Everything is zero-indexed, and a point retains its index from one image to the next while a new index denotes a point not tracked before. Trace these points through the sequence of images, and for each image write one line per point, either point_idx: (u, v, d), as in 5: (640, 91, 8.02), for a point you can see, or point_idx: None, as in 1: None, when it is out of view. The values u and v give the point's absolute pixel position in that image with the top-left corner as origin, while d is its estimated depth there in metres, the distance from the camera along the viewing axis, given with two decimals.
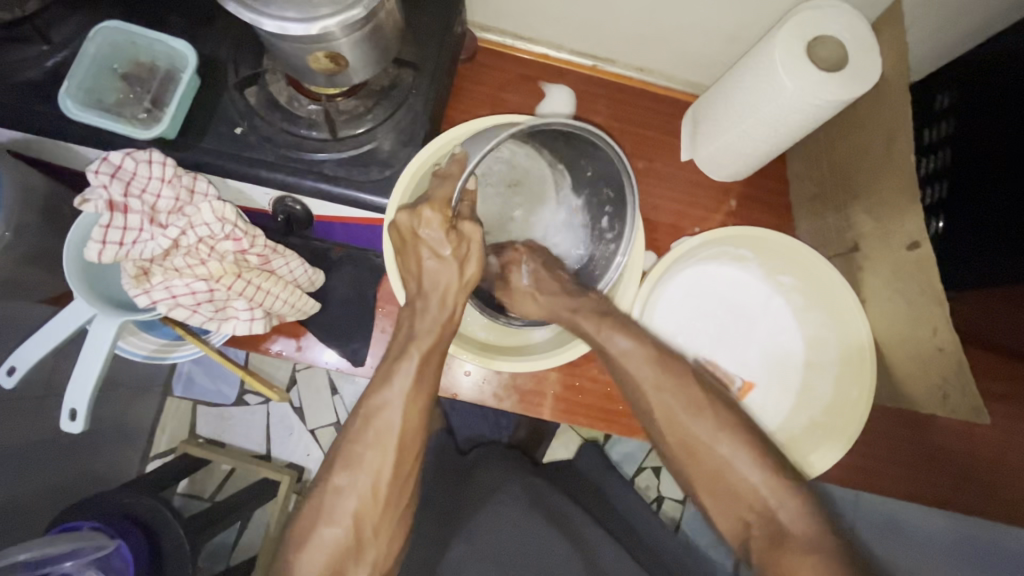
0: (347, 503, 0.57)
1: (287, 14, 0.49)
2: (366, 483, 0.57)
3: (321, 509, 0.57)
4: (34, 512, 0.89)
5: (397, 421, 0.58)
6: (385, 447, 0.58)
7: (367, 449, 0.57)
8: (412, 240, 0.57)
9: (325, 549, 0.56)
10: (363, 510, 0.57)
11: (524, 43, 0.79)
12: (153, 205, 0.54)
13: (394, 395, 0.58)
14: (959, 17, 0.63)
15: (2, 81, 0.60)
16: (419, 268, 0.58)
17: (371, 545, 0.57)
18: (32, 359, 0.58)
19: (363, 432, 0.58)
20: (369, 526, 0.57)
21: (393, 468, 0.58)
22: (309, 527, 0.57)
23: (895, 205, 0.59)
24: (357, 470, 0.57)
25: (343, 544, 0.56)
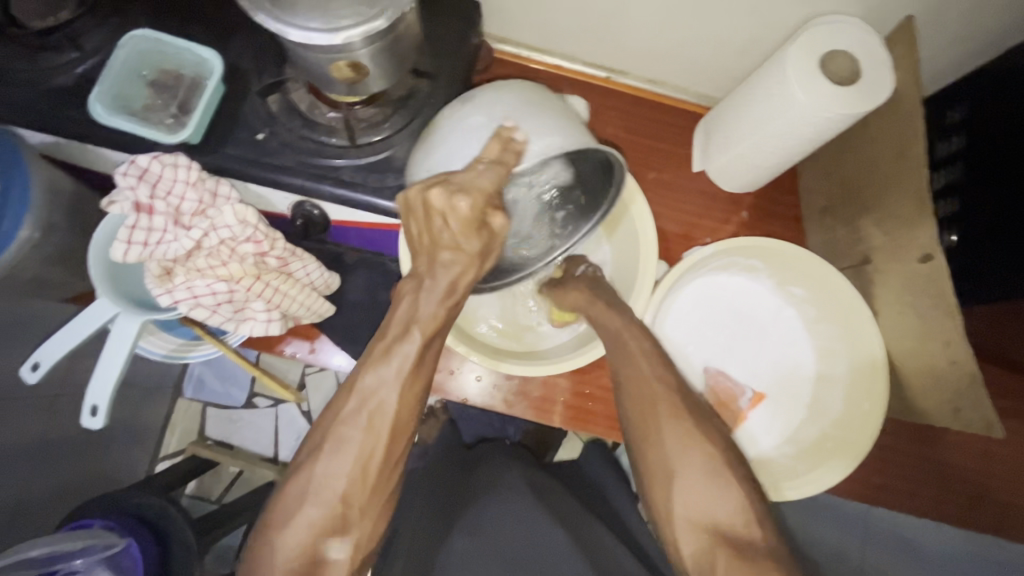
0: (336, 483, 0.56)
1: (311, 24, 0.50)
2: (353, 458, 0.57)
3: (309, 486, 0.56)
4: (45, 510, 0.91)
5: (392, 402, 0.57)
6: (374, 427, 0.57)
7: (355, 429, 0.57)
8: (437, 224, 0.52)
9: (309, 527, 0.55)
10: (350, 489, 0.56)
11: (537, 55, 0.81)
12: (177, 207, 0.56)
13: (388, 376, 0.57)
14: (969, 36, 0.63)
15: (35, 87, 0.62)
16: (433, 249, 0.54)
17: (355, 528, 0.57)
18: (57, 355, 0.59)
19: (353, 409, 0.57)
20: (355, 506, 0.57)
21: (376, 446, 0.57)
22: (294, 502, 0.56)
23: (907, 218, 0.59)
24: (343, 448, 0.57)
25: (331, 527, 0.56)
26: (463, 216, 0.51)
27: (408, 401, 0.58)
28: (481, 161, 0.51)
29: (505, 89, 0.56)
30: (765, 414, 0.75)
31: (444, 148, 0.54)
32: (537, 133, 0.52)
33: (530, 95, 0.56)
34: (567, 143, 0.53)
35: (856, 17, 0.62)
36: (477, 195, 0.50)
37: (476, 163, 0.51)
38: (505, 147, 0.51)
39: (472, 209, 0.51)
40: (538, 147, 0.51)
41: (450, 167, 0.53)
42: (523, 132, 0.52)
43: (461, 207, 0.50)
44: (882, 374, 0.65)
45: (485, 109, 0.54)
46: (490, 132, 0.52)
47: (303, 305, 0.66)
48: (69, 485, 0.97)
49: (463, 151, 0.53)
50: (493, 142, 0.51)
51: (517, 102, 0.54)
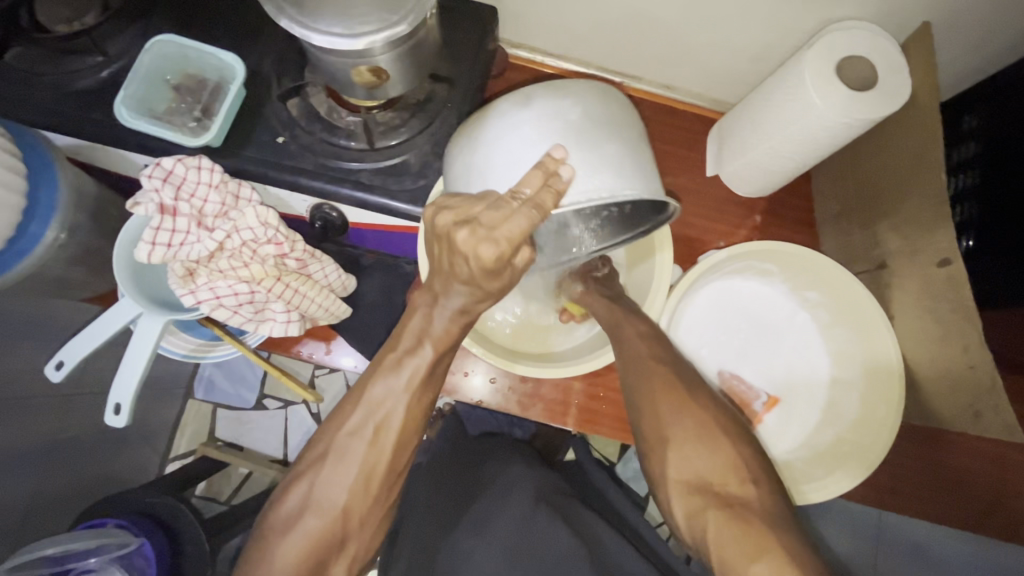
0: (337, 491, 0.58)
1: (334, 30, 0.51)
2: (355, 471, 0.58)
3: (312, 493, 0.58)
4: (59, 509, 0.92)
5: (397, 414, 0.58)
6: (378, 441, 0.58)
7: (358, 442, 0.58)
8: (457, 256, 0.50)
9: (309, 533, 0.56)
10: (352, 502, 0.58)
11: (552, 60, 0.82)
12: (201, 209, 0.57)
13: (395, 389, 0.58)
14: (987, 40, 0.64)
15: (60, 90, 0.63)
16: (450, 272, 0.53)
17: (354, 536, 0.59)
18: (81, 354, 0.60)
19: (359, 420, 0.58)
20: (356, 515, 0.58)
21: (376, 459, 0.59)
22: (297, 510, 0.57)
23: (924, 222, 0.59)
24: (344, 461, 0.58)
25: (331, 532, 0.57)
26: (484, 263, 0.49)
27: (416, 416, 0.60)
28: (517, 198, 0.48)
29: (571, 102, 0.51)
30: (781, 418, 0.75)
31: (490, 156, 0.51)
32: (589, 167, 0.50)
33: (595, 108, 0.51)
34: (619, 183, 0.50)
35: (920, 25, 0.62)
36: (505, 241, 0.48)
37: (510, 200, 0.48)
38: (546, 182, 0.48)
39: (497, 252, 0.48)
40: (582, 186, 0.49)
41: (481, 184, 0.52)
42: (570, 167, 0.49)
43: (485, 254, 0.48)
44: (898, 379, 0.65)
45: (542, 123, 0.50)
46: (539, 156, 0.50)
47: (321, 306, 0.67)
48: (84, 484, 0.98)
49: (505, 175, 0.51)
50: (535, 173, 0.48)
51: (578, 123, 0.50)
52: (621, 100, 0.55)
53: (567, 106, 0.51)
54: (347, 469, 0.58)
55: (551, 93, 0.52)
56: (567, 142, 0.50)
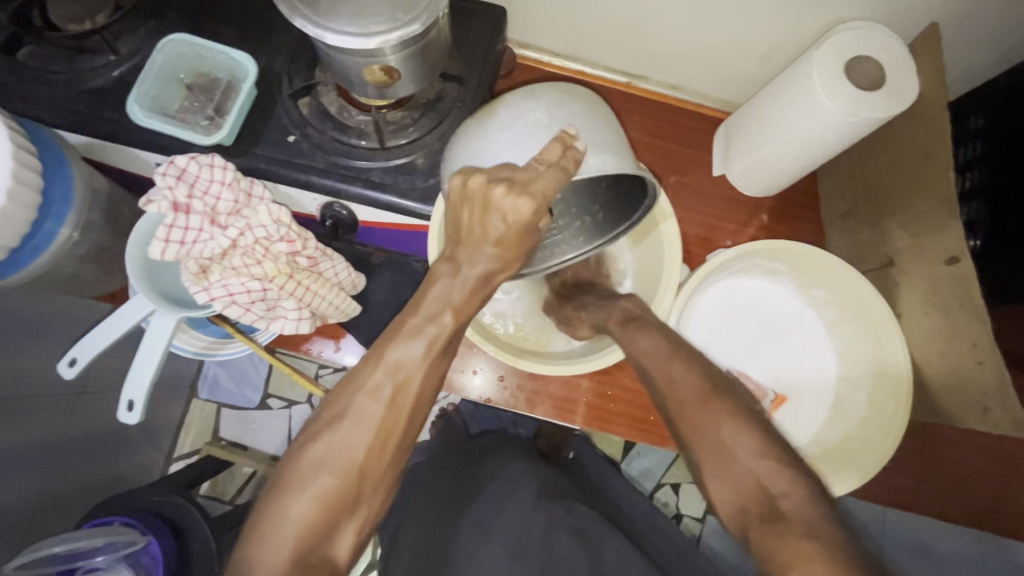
0: (348, 449, 0.50)
1: (346, 29, 0.52)
2: (367, 430, 0.50)
3: (316, 452, 0.49)
4: (64, 508, 0.92)
5: (412, 375, 0.53)
6: (398, 402, 0.52)
7: (370, 399, 0.51)
8: (486, 212, 0.51)
9: (315, 498, 0.48)
10: (367, 465, 0.50)
11: (559, 60, 0.82)
12: (214, 206, 0.57)
13: (416, 351, 0.53)
14: (995, 40, 0.64)
15: (71, 89, 0.63)
16: (478, 232, 0.53)
17: (365, 503, 0.50)
18: (94, 352, 0.60)
19: (369, 375, 0.52)
20: (371, 480, 0.50)
21: (390, 419, 0.51)
22: (300, 470, 0.49)
23: (933, 220, 0.60)
24: (354, 417, 0.51)
25: (340, 495, 0.48)
26: (521, 220, 0.51)
27: (433, 381, 0.55)
28: (542, 162, 0.51)
29: (571, 92, 0.57)
30: (788, 415, 0.75)
31: (500, 137, 0.54)
32: (595, 147, 0.54)
33: (584, 96, 0.57)
34: (621, 164, 0.55)
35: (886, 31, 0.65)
36: (537, 195, 0.50)
37: (537, 165, 0.51)
38: (565, 149, 0.51)
39: (529, 207, 0.51)
40: (595, 162, 0.54)
41: (497, 156, 0.53)
42: (583, 143, 0.53)
43: (523, 209, 0.51)
44: (907, 379, 0.65)
45: (548, 109, 0.54)
46: (553, 133, 0.53)
47: (332, 304, 0.67)
48: (90, 482, 0.98)
49: (520, 149, 0.53)
50: (556, 144, 0.51)
51: (580, 109, 0.55)
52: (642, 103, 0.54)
53: (571, 96, 0.56)
54: (352, 426, 0.50)
55: (544, 88, 0.56)
56: (576, 123, 0.54)
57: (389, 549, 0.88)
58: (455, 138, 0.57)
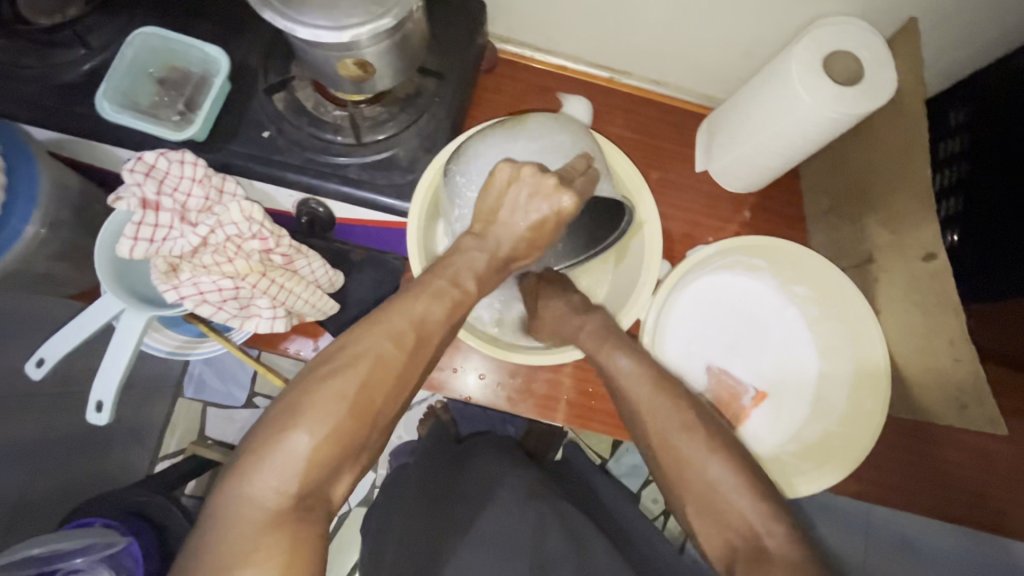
0: (364, 391, 0.47)
1: (318, 22, 0.50)
2: (384, 375, 0.48)
3: (330, 388, 0.46)
4: (44, 509, 0.90)
5: (431, 328, 0.51)
6: (418, 353, 0.50)
7: (393, 346, 0.49)
8: (530, 201, 0.54)
9: (326, 434, 0.45)
10: (380, 409, 0.48)
11: (542, 55, 0.81)
12: (184, 204, 0.56)
13: (439, 305, 0.52)
14: (974, 35, 0.64)
15: (40, 84, 0.62)
16: (512, 216, 0.54)
17: (369, 446, 0.48)
18: (60, 352, 0.59)
19: (394, 321, 0.50)
20: (382, 423, 0.48)
21: (410, 368, 0.50)
22: (313, 404, 0.45)
23: (911, 214, 0.60)
24: (376, 361, 0.48)
25: (351, 435, 0.46)
26: (561, 214, 0.54)
27: (445, 342, 0.54)
28: (579, 169, 0.57)
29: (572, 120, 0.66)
30: (770, 412, 0.75)
31: (528, 145, 0.60)
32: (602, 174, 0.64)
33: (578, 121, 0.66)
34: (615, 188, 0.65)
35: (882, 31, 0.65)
36: (578, 195, 0.54)
37: (577, 170, 0.57)
38: (590, 165, 0.58)
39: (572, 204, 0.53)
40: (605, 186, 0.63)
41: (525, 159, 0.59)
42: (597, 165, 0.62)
43: (567, 204, 0.53)
44: (885, 377, 0.65)
45: (574, 137, 0.61)
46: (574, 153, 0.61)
47: (308, 303, 0.66)
48: (72, 482, 0.97)
49: (552, 157, 0.59)
50: (584, 158, 0.58)
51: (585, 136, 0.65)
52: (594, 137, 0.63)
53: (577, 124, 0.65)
54: (372, 368, 0.48)
55: (570, 122, 0.65)
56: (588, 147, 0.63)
57: (373, 549, 0.86)
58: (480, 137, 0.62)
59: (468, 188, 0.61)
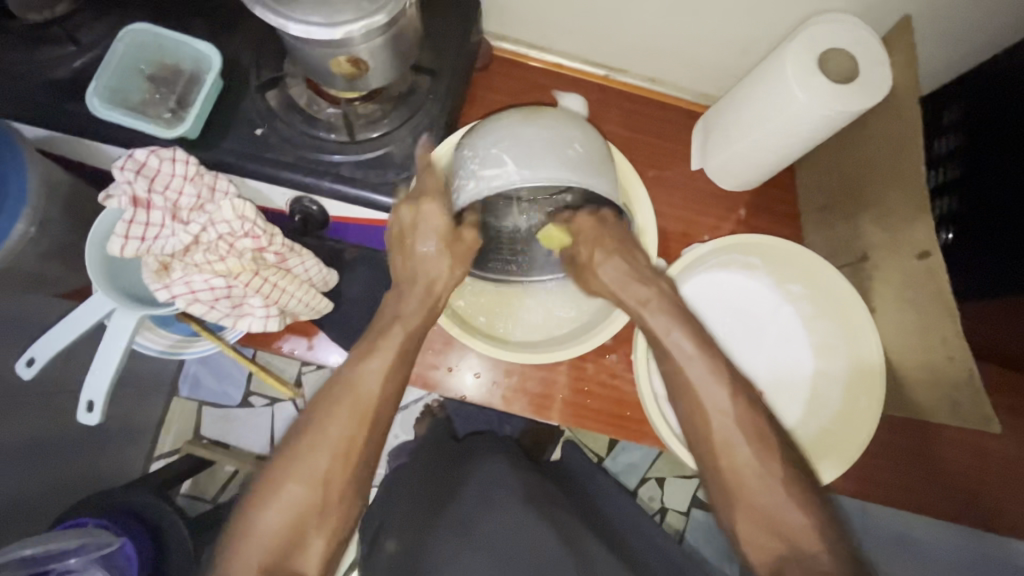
0: (315, 459, 0.55)
1: (310, 18, 0.50)
2: (331, 444, 0.55)
3: (288, 464, 0.55)
4: (37, 510, 0.90)
5: (372, 388, 0.58)
6: (358, 417, 0.56)
7: (338, 415, 0.56)
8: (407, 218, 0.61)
9: (287, 507, 0.53)
10: (329, 475, 0.54)
11: (537, 53, 0.81)
12: (175, 202, 0.56)
13: (373, 368, 0.58)
14: (968, 33, 0.64)
15: (29, 81, 0.61)
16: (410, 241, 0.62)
17: (331, 513, 0.54)
18: (51, 351, 0.59)
19: (337, 394, 0.57)
20: (336, 488, 0.55)
21: (352, 432, 0.56)
22: (274, 480, 0.54)
23: (904, 212, 0.60)
24: (323, 433, 0.55)
25: (309, 505, 0.53)
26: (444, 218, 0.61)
27: (393, 400, 0.59)
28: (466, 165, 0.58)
29: (545, 117, 0.58)
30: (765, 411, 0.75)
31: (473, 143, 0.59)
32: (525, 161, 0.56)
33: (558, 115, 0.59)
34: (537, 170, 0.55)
35: (877, 28, 0.65)
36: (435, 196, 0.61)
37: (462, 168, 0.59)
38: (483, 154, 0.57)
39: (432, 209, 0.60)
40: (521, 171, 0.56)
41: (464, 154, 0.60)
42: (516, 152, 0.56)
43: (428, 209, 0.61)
44: (880, 376, 0.66)
45: (589, 134, 0.58)
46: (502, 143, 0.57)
47: (302, 301, 0.66)
48: (64, 483, 0.96)
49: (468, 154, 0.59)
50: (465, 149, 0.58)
51: (540, 128, 0.57)
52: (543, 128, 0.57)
53: (541, 118, 0.58)
54: (316, 439, 0.55)
55: (542, 116, 0.59)
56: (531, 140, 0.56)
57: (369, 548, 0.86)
58: (494, 118, 0.59)
59: (473, 163, 0.58)
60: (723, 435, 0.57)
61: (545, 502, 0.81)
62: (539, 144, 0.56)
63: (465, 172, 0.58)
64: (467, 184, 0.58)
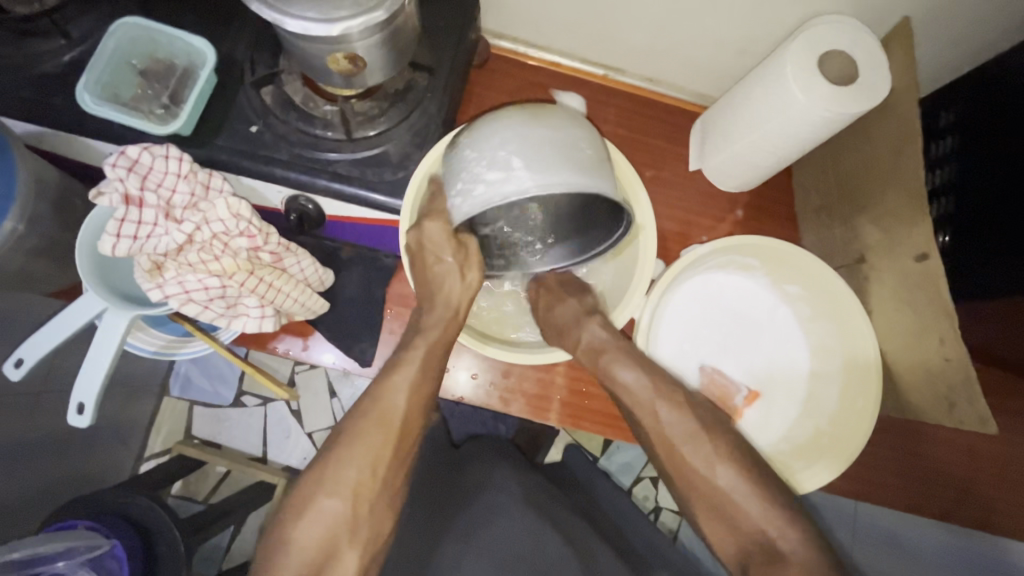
0: (348, 473, 0.56)
1: (307, 13, 0.49)
2: (365, 459, 0.57)
3: (320, 479, 0.56)
4: (23, 513, 0.88)
5: (401, 404, 0.59)
6: (387, 427, 0.58)
7: (370, 430, 0.58)
8: (418, 250, 0.62)
9: (322, 519, 0.55)
10: (361, 486, 0.56)
11: (535, 52, 0.80)
12: (168, 199, 0.54)
13: (400, 382, 0.60)
14: (965, 36, 0.64)
15: (17, 75, 0.60)
16: (427, 270, 0.63)
17: (365, 524, 0.57)
18: (41, 353, 0.57)
19: (368, 410, 0.59)
20: (368, 495, 0.57)
21: (383, 446, 0.58)
22: (307, 494, 0.56)
23: (904, 214, 0.60)
24: (354, 449, 0.57)
25: (343, 517, 0.55)
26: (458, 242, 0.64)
27: (423, 412, 0.61)
28: (478, 177, 0.55)
29: (553, 120, 0.56)
30: (760, 414, 0.75)
31: (474, 147, 0.56)
32: (541, 168, 0.53)
33: (561, 118, 0.57)
34: (556, 180, 0.53)
35: (874, 30, 0.65)
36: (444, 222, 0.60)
37: (472, 178, 0.56)
38: (495, 159, 0.55)
39: (439, 231, 0.60)
40: (539, 179, 0.53)
41: (466, 157, 0.57)
42: (532, 161, 0.53)
43: (434, 230, 0.60)
44: (876, 374, 0.66)
45: (593, 140, 0.58)
46: (512, 148, 0.54)
47: (297, 301, 0.65)
48: (52, 485, 0.94)
49: (471, 160, 0.56)
50: (473, 156, 0.56)
51: (548, 131, 0.55)
52: (554, 131, 0.55)
53: (548, 120, 0.56)
54: (348, 450, 0.57)
55: (548, 116, 0.57)
56: (544, 147, 0.54)
57: None
58: (496, 119, 0.56)
59: (478, 166, 0.55)
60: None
61: (541, 504, 0.81)
62: (557, 151, 0.54)
63: (470, 176, 0.56)
64: (471, 188, 0.56)
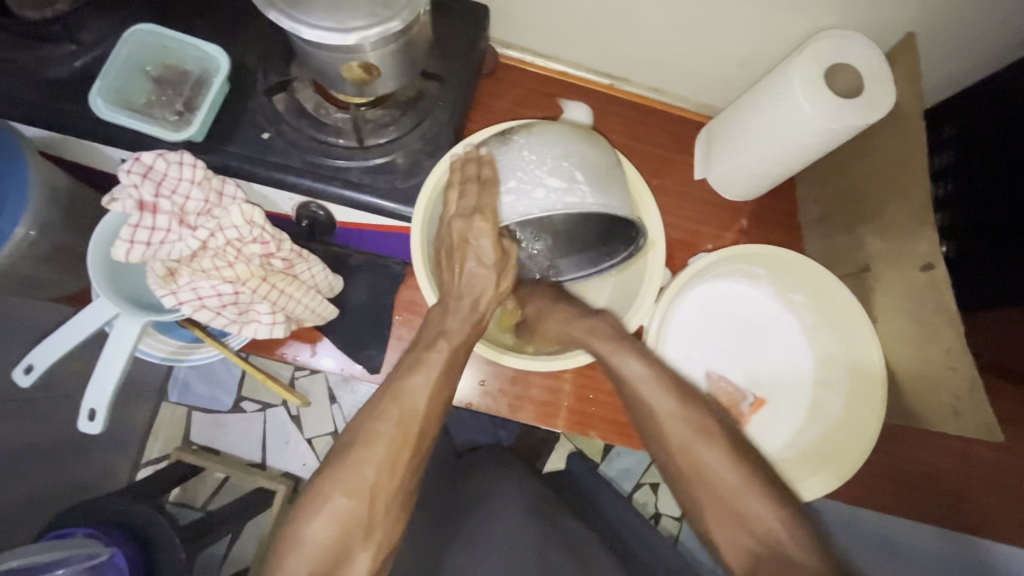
0: (365, 474, 0.56)
1: (322, 23, 0.50)
2: (385, 455, 0.57)
3: (337, 477, 0.56)
4: (21, 520, 0.87)
5: (421, 405, 0.59)
6: (409, 428, 0.58)
7: (389, 431, 0.58)
8: (460, 247, 0.62)
9: (334, 519, 0.54)
10: (379, 481, 0.56)
11: (543, 61, 0.81)
12: (182, 206, 0.55)
13: (419, 385, 0.60)
14: (966, 51, 0.66)
15: (30, 80, 0.60)
16: (461, 270, 0.63)
17: (380, 525, 0.56)
18: (51, 358, 0.57)
19: (386, 406, 0.58)
20: (383, 494, 0.56)
21: (397, 446, 0.57)
22: (322, 493, 0.55)
23: (908, 225, 0.61)
24: (369, 447, 0.57)
25: (356, 519, 0.55)
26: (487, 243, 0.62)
27: (436, 414, 0.61)
28: (535, 181, 0.58)
29: (602, 144, 0.62)
30: (766, 421, 0.76)
31: (533, 148, 0.59)
32: (602, 186, 0.58)
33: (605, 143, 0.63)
34: (613, 198, 0.58)
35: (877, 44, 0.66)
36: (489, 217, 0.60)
37: (526, 181, 0.58)
38: (558, 166, 0.57)
39: (485, 226, 0.60)
40: (599, 194, 0.58)
41: (521, 158, 0.59)
42: (592, 177, 0.58)
43: (478, 226, 0.60)
44: (881, 383, 0.67)
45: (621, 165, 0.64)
46: (574, 161, 0.58)
47: (307, 308, 0.65)
48: (50, 491, 0.93)
49: (526, 163, 0.58)
50: (532, 159, 0.58)
51: (602, 153, 0.61)
52: (606, 153, 0.61)
53: (600, 143, 0.62)
54: (365, 448, 0.57)
55: (597, 138, 0.62)
56: (600, 167, 0.59)
57: None
58: (552, 129, 0.60)
59: (540, 169, 0.58)
60: (730, 441, 0.58)
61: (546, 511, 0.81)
62: (612, 173, 0.60)
63: (528, 176, 0.58)
64: (529, 188, 0.58)
